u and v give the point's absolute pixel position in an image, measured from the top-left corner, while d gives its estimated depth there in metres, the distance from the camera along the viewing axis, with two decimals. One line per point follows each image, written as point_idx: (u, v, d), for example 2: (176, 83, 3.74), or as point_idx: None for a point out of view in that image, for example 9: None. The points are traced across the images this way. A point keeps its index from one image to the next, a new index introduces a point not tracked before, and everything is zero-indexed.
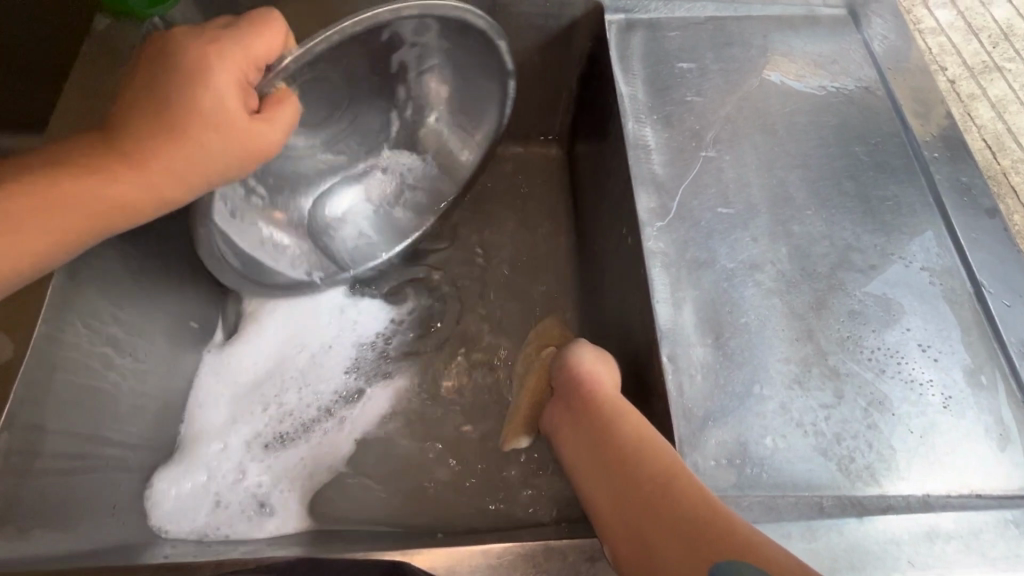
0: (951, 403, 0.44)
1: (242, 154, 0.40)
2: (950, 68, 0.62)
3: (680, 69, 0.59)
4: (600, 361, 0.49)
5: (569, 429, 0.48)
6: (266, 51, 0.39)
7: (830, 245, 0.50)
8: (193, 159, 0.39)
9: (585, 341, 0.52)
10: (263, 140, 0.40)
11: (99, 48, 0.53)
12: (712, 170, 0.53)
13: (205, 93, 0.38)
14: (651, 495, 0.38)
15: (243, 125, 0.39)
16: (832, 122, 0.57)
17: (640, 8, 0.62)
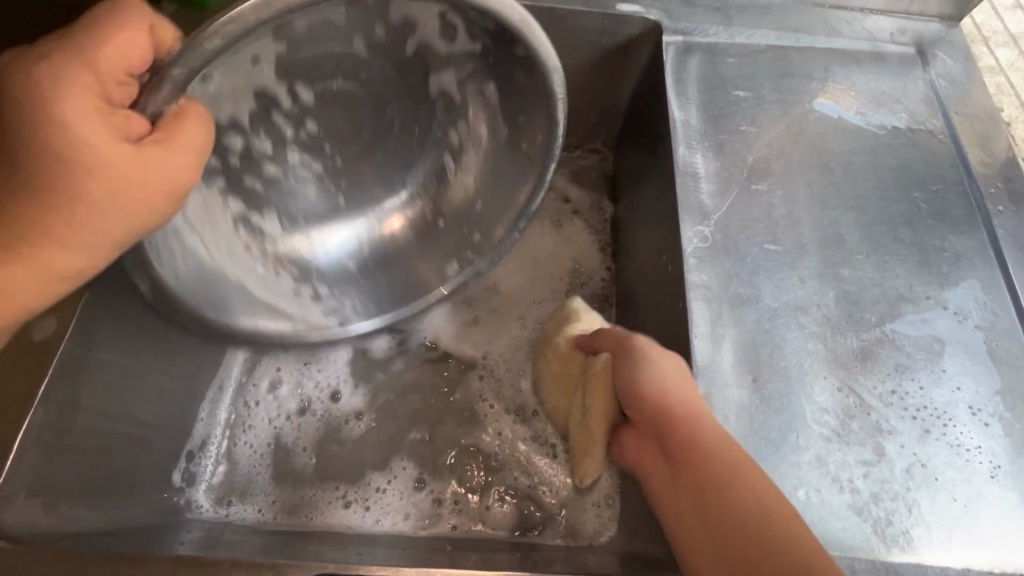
0: (1000, 473, 0.42)
1: (157, 198, 0.33)
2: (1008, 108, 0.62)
3: (736, 97, 0.57)
4: (675, 368, 0.43)
5: (656, 457, 0.44)
6: (118, 60, 0.30)
7: (880, 293, 0.48)
8: (99, 223, 0.32)
9: (650, 339, 0.46)
10: (174, 173, 0.33)
11: None
12: (762, 204, 0.51)
13: (69, 134, 0.30)
14: (755, 536, 0.36)
15: (147, 165, 0.32)
16: (891, 164, 0.55)
17: (698, 31, 0.61)
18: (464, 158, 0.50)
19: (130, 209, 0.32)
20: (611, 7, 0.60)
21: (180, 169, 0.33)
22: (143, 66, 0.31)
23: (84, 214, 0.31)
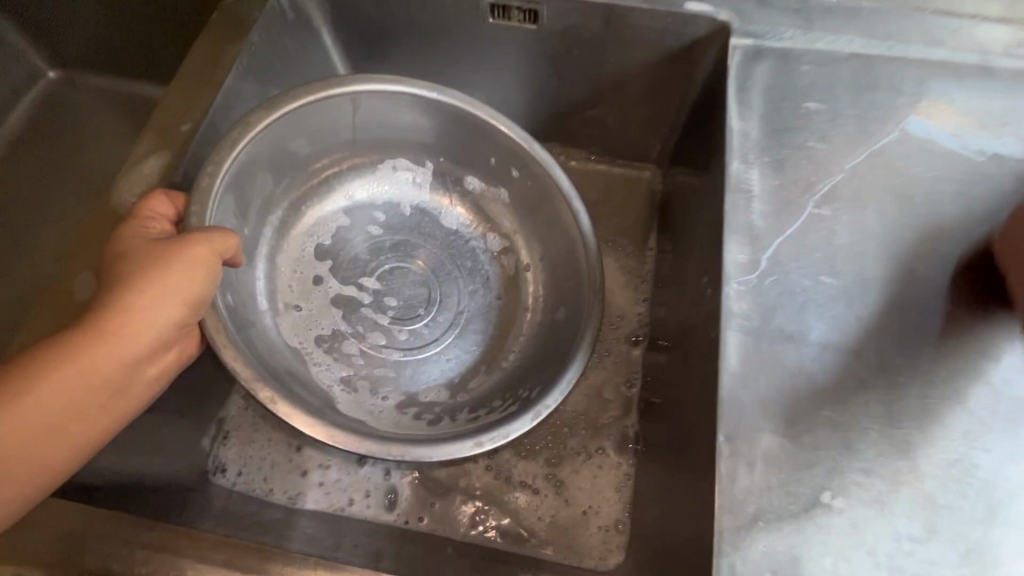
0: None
1: (179, 314, 0.39)
2: None
3: (806, 109, 0.52)
4: None
5: None
6: (168, 214, 0.43)
7: (955, 345, 0.42)
8: (129, 350, 0.37)
9: None
10: (194, 293, 0.39)
11: (225, 19, 0.56)
12: (823, 231, 0.46)
13: (121, 262, 0.39)
14: None
15: (166, 285, 0.38)
16: (988, 198, 0.47)
17: (771, 34, 0.55)
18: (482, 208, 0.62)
19: (157, 334, 0.38)
20: (676, 6, 0.57)
21: (198, 283, 0.39)
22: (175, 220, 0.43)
23: (110, 347, 0.36)
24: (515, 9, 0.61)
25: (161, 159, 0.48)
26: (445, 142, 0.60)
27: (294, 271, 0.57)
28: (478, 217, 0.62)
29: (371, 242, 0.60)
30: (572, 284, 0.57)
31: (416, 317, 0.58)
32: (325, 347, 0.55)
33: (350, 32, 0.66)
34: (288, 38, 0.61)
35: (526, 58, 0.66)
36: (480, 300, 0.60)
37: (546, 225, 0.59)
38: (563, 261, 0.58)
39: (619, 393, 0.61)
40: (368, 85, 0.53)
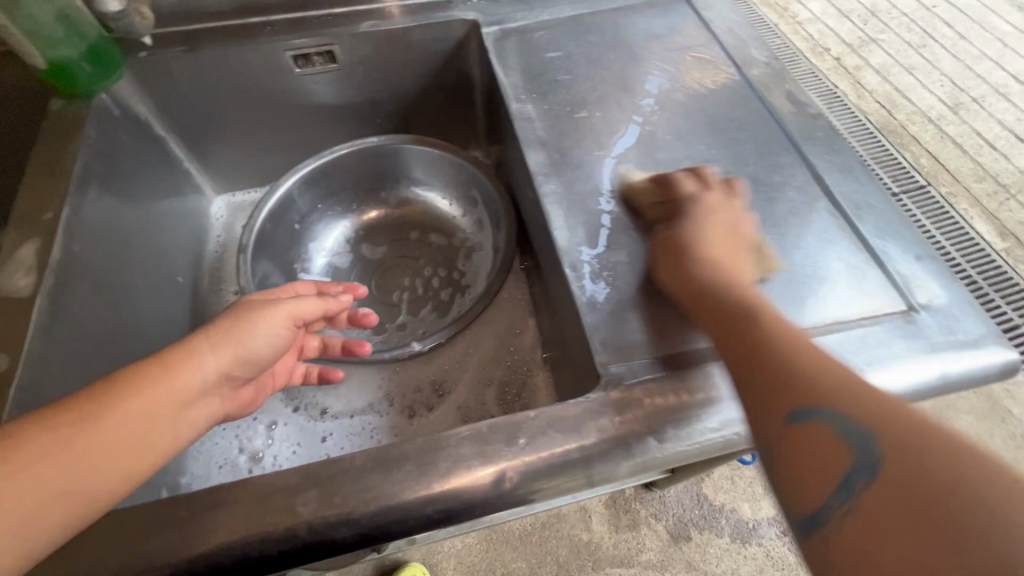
0: (853, 268, 0.53)
1: (246, 353, 0.49)
2: (832, 49, 1.10)
3: (550, 57, 0.71)
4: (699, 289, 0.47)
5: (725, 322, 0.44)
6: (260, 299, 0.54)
7: (691, 163, 0.60)
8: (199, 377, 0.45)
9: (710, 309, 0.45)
10: (258, 334, 0.50)
11: (55, 123, 0.61)
12: (586, 125, 0.63)
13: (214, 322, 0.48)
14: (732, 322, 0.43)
15: (246, 330, 0.49)
16: (681, 75, 0.69)
17: (507, 20, 0.75)
18: (407, 211, 0.90)
19: (223, 369, 0.47)
20: (433, 20, 0.74)
21: (271, 334, 0.51)
22: (305, 309, 0.55)
23: (181, 375, 0.44)
24: (315, 55, 0.74)
25: (35, 245, 0.53)
26: (330, 196, 0.86)
27: (366, 306, 0.82)
28: (400, 200, 0.89)
29: (372, 255, 0.87)
30: (469, 185, 0.85)
31: (447, 262, 0.86)
32: (417, 306, 0.82)
33: (177, 114, 0.76)
34: (120, 130, 0.68)
35: (339, 91, 0.80)
36: (444, 242, 0.88)
37: (433, 173, 0.87)
38: (453, 182, 0.86)
39: (534, 334, 0.77)
40: (279, 191, 0.79)
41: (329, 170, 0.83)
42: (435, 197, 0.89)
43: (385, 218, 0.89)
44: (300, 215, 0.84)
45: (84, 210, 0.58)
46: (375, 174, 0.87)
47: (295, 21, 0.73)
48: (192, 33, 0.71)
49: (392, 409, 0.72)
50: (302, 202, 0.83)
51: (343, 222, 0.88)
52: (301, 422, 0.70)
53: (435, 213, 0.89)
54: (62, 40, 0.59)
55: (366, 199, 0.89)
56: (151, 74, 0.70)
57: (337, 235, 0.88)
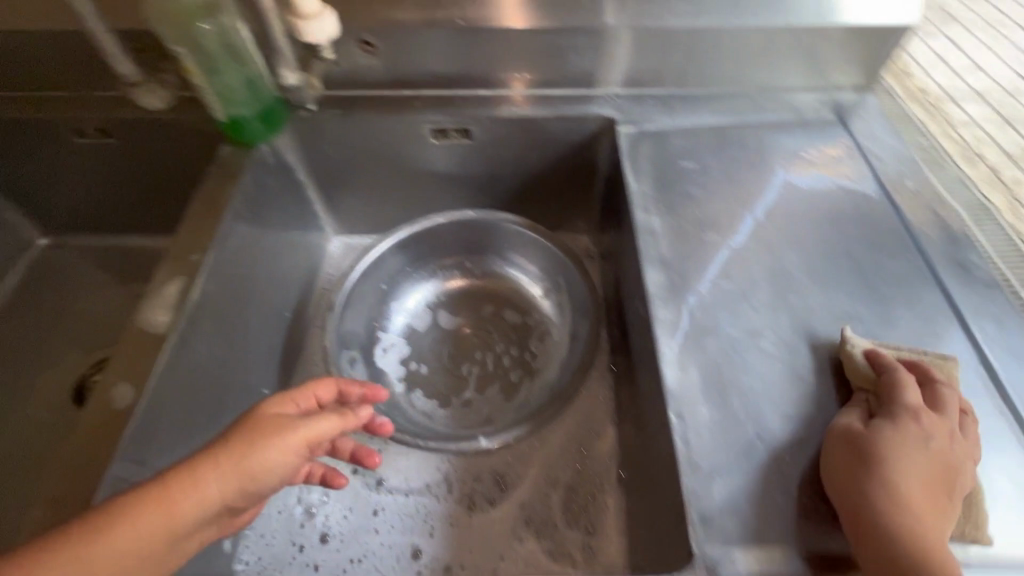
0: (1023, 489, 0.46)
1: (255, 478, 0.47)
2: (990, 157, 0.73)
3: (683, 168, 0.68)
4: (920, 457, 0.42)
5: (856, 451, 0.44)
6: (280, 410, 0.53)
7: (828, 316, 0.55)
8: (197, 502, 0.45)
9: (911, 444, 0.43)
10: (268, 460, 0.48)
11: (219, 168, 0.68)
12: (714, 251, 0.60)
13: (226, 446, 0.47)
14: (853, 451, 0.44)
15: (255, 454, 0.47)
16: (827, 209, 0.64)
17: (645, 122, 0.74)
18: (492, 282, 0.89)
19: (228, 494, 0.46)
20: (571, 113, 0.75)
21: (283, 458, 0.49)
22: (324, 432, 0.52)
23: (181, 505, 0.43)
24: (452, 131, 0.78)
25: (179, 283, 0.58)
26: (421, 256, 0.88)
27: (438, 373, 0.82)
28: (488, 271, 0.89)
29: (448, 320, 0.87)
30: (561, 271, 0.85)
31: (522, 342, 0.85)
32: (483, 383, 0.81)
33: (319, 165, 0.82)
34: (270, 177, 0.75)
35: (466, 163, 0.83)
36: (521, 320, 0.87)
37: (526, 250, 0.87)
38: (546, 265, 0.86)
39: (611, 443, 0.73)
40: (379, 249, 0.84)
41: (427, 232, 0.86)
42: (525, 274, 0.88)
43: (469, 285, 0.89)
44: (388, 272, 0.86)
45: (224, 252, 0.63)
46: (469, 240, 0.88)
47: (441, 97, 0.77)
48: (349, 98, 0.77)
49: (449, 493, 0.71)
50: (393, 259, 0.86)
51: (427, 281, 0.89)
52: (357, 485, 0.71)
53: (519, 290, 0.88)
54: (242, 99, 0.65)
55: (454, 263, 0.89)
56: (305, 129, 0.76)
57: (418, 295, 0.88)
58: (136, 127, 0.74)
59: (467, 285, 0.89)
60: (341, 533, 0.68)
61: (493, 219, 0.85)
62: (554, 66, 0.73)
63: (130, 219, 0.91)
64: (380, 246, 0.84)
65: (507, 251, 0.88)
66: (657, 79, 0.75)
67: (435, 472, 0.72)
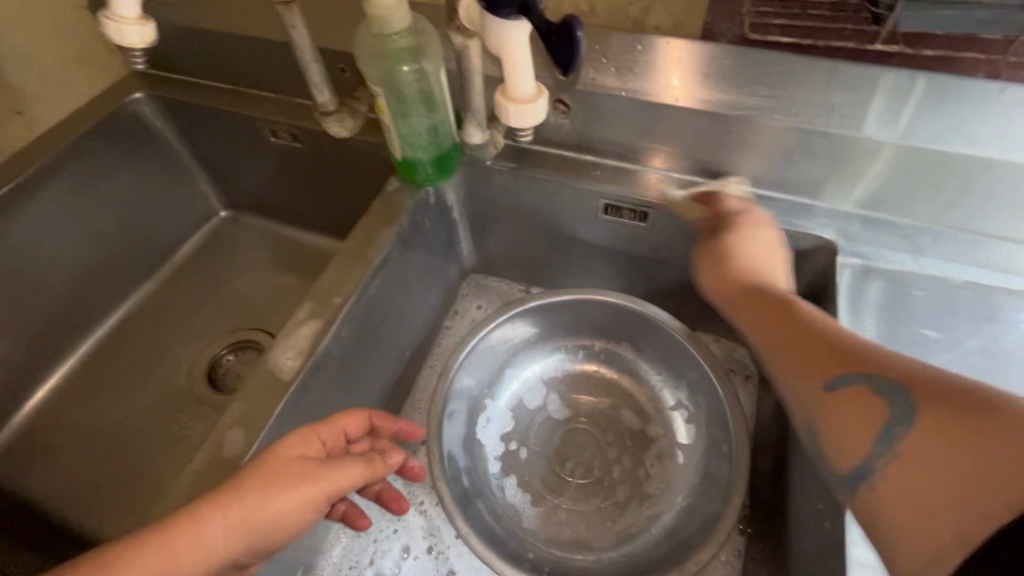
0: None
1: (266, 527, 0.44)
2: None
3: (920, 337, 0.53)
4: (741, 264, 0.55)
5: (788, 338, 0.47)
6: (302, 445, 0.48)
7: None
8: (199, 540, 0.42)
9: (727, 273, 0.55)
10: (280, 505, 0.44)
11: (382, 204, 0.66)
12: None
13: (238, 489, 0.44)
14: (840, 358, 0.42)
15: (265, 500, 0.44)
16: None
17: (878, 257, 0.58)
18: (622, 377, 0.78)
19: (234, 546, 0.43)
20: (779, 223, 0.62)
21: (292, 504, 0.45)
22: (345, 480, 0.48)
23: (185, 551, 0.41)
24: (628, 210, 0.69)
25: (316, 325, 0.56)
26: (552, 327, 0.79)
27: (539, 463, 0.73)
28: (620, 364, 0.79)
29: (561, 404, 0.78)
30: (708, 393, 0.70)
31: (640, 457, 0.73)
32: (583, 494, 0.70)
33: (478, 209, 0.78)
34: (427, 218, 0.72)
35: (632, 243, 0.73)
36: (642, 431, 0.74)
37: (672, 356, 0.74)
38: (693, 380, 0.72)
39: None
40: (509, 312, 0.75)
41: (565, 305, 0.77)
42: (664, 383, 0.76)
43: (595, 372, 0.79)
44: (514, 336, 0.78)
45: (365, 297, 0.61)
46: (608, 326, 0.78)
47: (625, 172, 0.68)
48: (527, 152, 0.71)
49: None
50: (520, 323, 0.78)
51: (550, 355, 0.81)
52: (428, 568, 0.65)
53: (649, 396, 0.76)
54: (422, 145, 0.61)
55: (584, 344, 0.80)
56: (474, 174, 0.72)
57: (537, 367, 0.80)
58: (328, 141, 0.78)
59: (592, 371, 0.80)
60: None
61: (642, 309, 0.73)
62: (773, 165, 0.61)
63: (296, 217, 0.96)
64: (512, 307, 0.75)
65: (649, 349, 0.76)
66: (908, 207, 0.59)
67: None
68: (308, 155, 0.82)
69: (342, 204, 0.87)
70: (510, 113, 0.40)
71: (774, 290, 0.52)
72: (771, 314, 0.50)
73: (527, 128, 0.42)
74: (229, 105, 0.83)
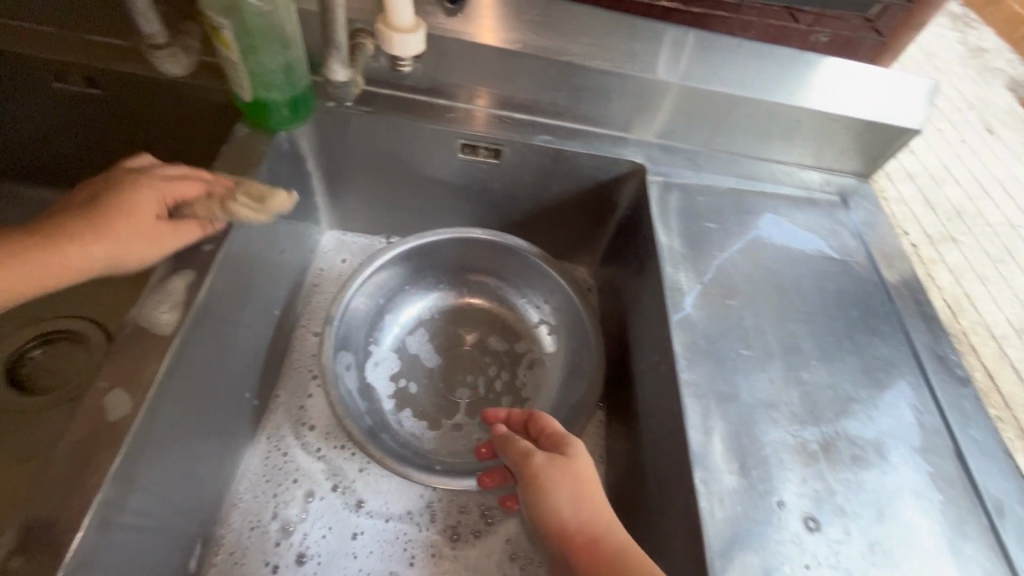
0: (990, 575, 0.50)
1: (80, 268, 0.50)
2: (912, 234, 0.81)
3: (708, 227, 0.71)
4: (574, 488, 0.53)
5: None
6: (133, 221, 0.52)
7: (833, 395, 0.59)
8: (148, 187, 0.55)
9: (592, 502, 0.53)
10: (150, 252, 0.52)
11: (234, 150, 0.62)
12: (734, 316, 0.63)
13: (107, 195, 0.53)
14: None
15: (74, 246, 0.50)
16: (832, 288, 0.69)
17: (674, 175, 0.76)
18: (492, 306, 0.87)
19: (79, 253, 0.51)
20: (605, 152, 0.76)
21: (124, 255, 0.51)
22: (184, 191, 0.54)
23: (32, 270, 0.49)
24: (482, 148, 0.76)
25: (188, 277, 0.54)
26: (424, 270, 0.84)
27: (430, 392, 0.79)
28: (490, 297, 0.88)
29: (443, 342, 0.84)
30: (565, 304, 0.83)
31: (517, 372, 0.83)
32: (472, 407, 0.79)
33: (333, 158, 0.77)
34: (284, 167, 0.70)
35: (488, 181, 0.81)
36: (513, 349, 0.85)
37: (532, 279, 0.85)
38: (552, 296, 0.84)
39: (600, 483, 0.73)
40: (379, 258, 0.78)
41: (434, 246, 0.82)
42: (529, 306, 0.87)
43: (468, 305, 0.87)
44: (387, 282, 0.82)
45: (234, 246, 0.58)
46: (475, 264, 0.86)
47: (473, 113, 0.75)
48: (380, 96, 0.73)
49: (434, 519, 0.68)
50: (393, 269, 0.81)
51: (426, 298, 0.86)
52: (337, 505, 0.67)
53: (518, 320, 0.87)
54: (275, 84, 0.60)
55: (456, 284, 0.87)
56: (327, 119, 0.72)
57: (415, 311, 0.85)
58: (139, 87, 0.67)
59: (465, 306, 0.87)
60: (317, 553, 0.64)
61: (504, 239, 0.82)
62: (594, 103, 0.74)
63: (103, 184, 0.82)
64: (383, 253, 0.78)
65: (514, 277, 0.86)
66: (690, 135, 0.77)
67: (417, 495, 0.69)
68: (109, 104, 0.70)
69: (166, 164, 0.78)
70: (397, 42, 0.45)
71: (630, 548, 0.50)
72: (603, 555, 0.49)
73: (410, 58, 0.48)
74: None
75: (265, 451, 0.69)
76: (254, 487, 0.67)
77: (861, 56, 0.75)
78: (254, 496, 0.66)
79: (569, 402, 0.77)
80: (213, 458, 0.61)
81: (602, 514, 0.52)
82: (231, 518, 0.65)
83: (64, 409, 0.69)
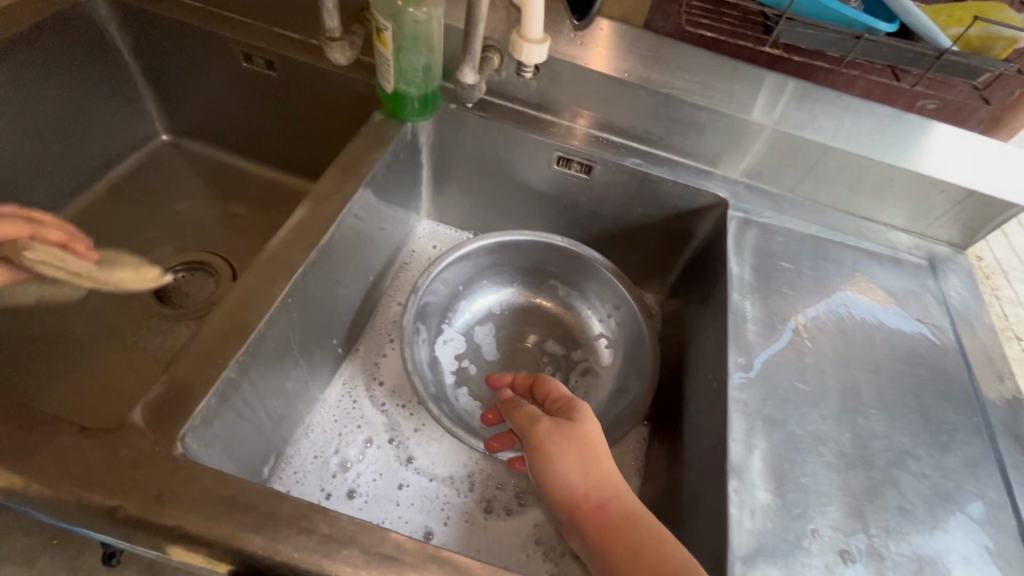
0: None
1: None
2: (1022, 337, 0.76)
3: (781, 266, 0.73)
4: (574, 447, 0.56)
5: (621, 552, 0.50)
6: None
7: (888, 445, 0.58)
8: None
9: (591, 457, 0.56)
10: None
11: (370, 131, 0.74)
12: (794, 351, 0.64)
13: None
14: None
15: None
16: (904, 347, 0.68)
17: (755, 213, 0.78)
18: (558, 312, 0.93)
19: None
20: (690, 183, 0.80)
21: None
22: None
23: None
24: (576, 163, 0.83)
25: (317, 225, 0.64)
26: (503, 266, 0.92)
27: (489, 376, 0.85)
28: (558, 301, 0.93)
29: (507, 334, 0.91)
30: (628, 320, 0.87)
31: (571, 375, 0.88)
32: None
33: (443, 154, 0.88)
34: (404, 153, 0.81)
35: (576, 195, 0.88)
36: (571, 353, 0.90)
37: (601, 292, 0.89)
38: (617, 310, 0.88)
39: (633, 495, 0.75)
40: (467, 247, 0.86)
41: (516, 245, 0.89)
42: (593, 316, 0.91)
43: (536, 306, 0.93)
44: (470, 270, 0.90)
45: (355, 207, 0.69)
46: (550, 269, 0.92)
47: (574, 131, 0.83)
48: (495, 106, 0.83)
49: (472, 489, 0.73)
50: (477, 260, 0.89)
51: (500, 292, 0.93)
52: (390, 455, 0.73)
53: (581, 328, 0.91)
54: (415, 81, 0.71)
55: (529, 284, 0.94)
56: (447, 119, 0.82)
57: (488, 302, 0.92)
58: (305, 73, 0.82)
59: (534, 307, 0.93)
60: (366, 492, 0.70)
61: (582, 250, 0.88)
62: (688, 136, 0.79)
63: (255, 151, 0.98)
64: (471, 243, 0.87)
65: (584, 288, 0.91)
66: (777, 179, 0.80)
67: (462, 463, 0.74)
68: (278, 84, 0.85)
69: (308, 141, 0.92)
70: (525, 49, 0.54)
71: (627, 498, 0.54)
72: (604, 507, 0.53)
73: (534, 65, 0.56)
74: (198, 21, 0.83)
75: (339, 394, 0.78)
76: (324, 423, 0.76)
77: (970, 127, 0.75)
78: (322, 430, 0.75)
79: (616, 412, 0.80)
80: (299, 385, 0.70)
81: (602, 468, 0.55)
82: (299, 445, 0.73)
83: (191, 325, 0.83)
